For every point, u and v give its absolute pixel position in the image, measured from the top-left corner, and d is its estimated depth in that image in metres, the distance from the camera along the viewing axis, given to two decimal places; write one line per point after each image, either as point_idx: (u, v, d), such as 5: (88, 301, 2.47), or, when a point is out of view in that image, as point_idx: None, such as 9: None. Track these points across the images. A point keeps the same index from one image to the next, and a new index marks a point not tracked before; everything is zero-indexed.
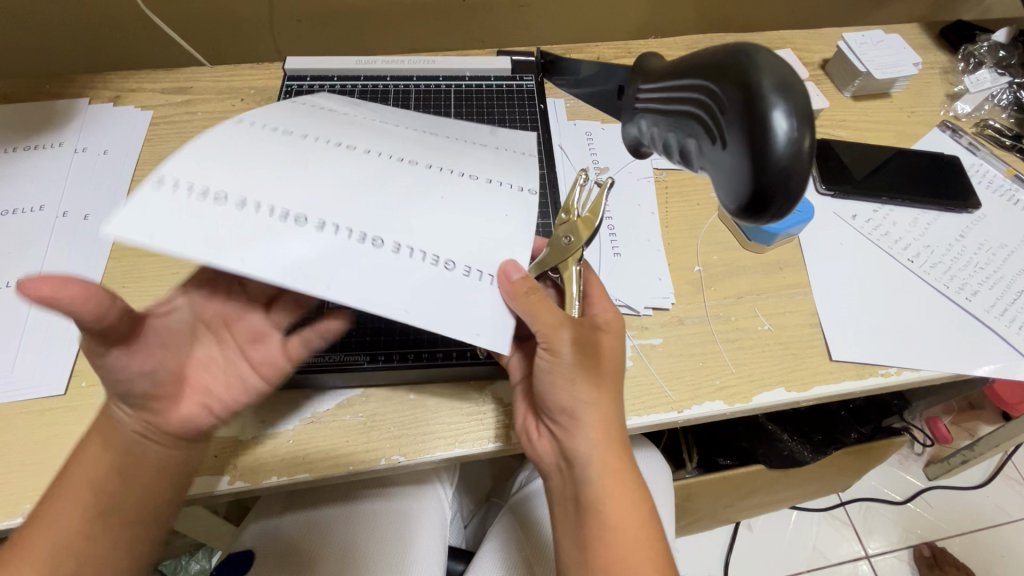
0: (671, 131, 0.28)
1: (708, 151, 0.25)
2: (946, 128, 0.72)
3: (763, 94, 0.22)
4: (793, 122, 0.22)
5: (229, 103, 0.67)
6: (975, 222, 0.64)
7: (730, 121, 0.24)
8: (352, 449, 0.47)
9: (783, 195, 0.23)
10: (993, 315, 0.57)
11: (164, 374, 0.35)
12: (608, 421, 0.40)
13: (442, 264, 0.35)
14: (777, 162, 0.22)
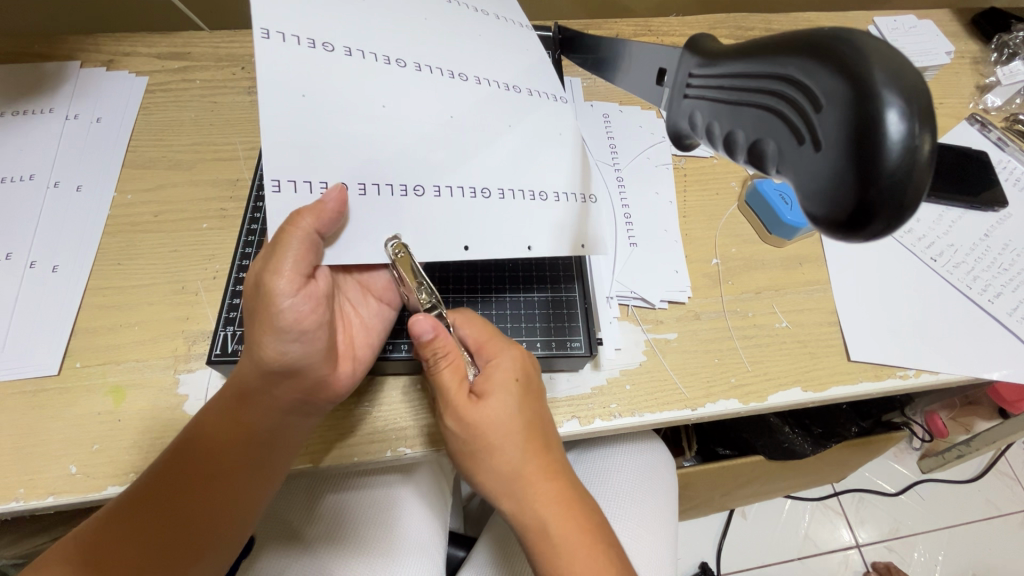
0: (739, 126, 0.26)
1: (794, 152, 0.23)
2: (975, 122, 0.69)
3: (878, 91, 0.20)
4: (910, 125, 0.20)
5: (229, 72, 0.64)
6: (1000, 221, 0.62)
7: (830, 120, 0.21)
8: (358, 439, 0.46)
9: (889, 210, 0.21)
10: (1014, 318, 0.56)
11: (311, 340, 0.37)
12: (540, 477, 0.38)
13: (537, 195, 0.42)
14: (890, 172, 0.20)
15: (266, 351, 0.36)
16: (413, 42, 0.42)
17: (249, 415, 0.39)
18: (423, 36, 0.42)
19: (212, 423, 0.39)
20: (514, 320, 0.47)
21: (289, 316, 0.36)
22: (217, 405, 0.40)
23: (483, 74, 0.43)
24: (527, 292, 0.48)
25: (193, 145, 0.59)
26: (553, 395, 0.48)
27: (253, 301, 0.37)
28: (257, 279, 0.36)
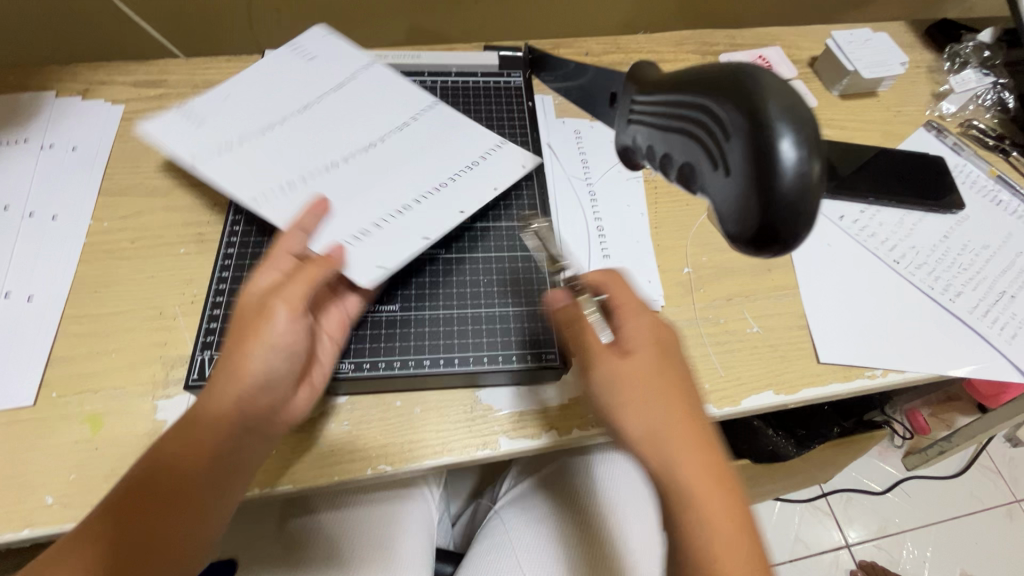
0: (669, 148, 0.28)
1: (711, 176, 0.25)
2: (932, 128, 0.72)
3: (774, 124, 0.23)
4: (800, 152, 0.23)
5: None
6: (959, 223, 0.65)
7: (737, 149, 0.24)
8: (340, 459, 0.46)
9: (792, 227, 0.24)
10: (975, 316, 0.58)
11: (290, 356, 0.41)
12: (693, 432, 0.38)
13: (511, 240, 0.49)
14: (792, 193, 0.23)
15: (248, 362, 0.39)
16: (433, 131, 0.55)
17: (210, 438, 0.39)
18: (440, 124, 0.55)
19: (170, 445, 0.39)
20: (490, 334, 0.48)
21: (283, 335, 0.40)
22: (178, 428, 0.39)
23: (484, 150, 0.54)
24: (503, 306, 0.49)
25: (170, 171, 0.59)
26: (531, 406, 0.49)
27: (245, 319, 0.41)
28: (258, 300, 0.41)
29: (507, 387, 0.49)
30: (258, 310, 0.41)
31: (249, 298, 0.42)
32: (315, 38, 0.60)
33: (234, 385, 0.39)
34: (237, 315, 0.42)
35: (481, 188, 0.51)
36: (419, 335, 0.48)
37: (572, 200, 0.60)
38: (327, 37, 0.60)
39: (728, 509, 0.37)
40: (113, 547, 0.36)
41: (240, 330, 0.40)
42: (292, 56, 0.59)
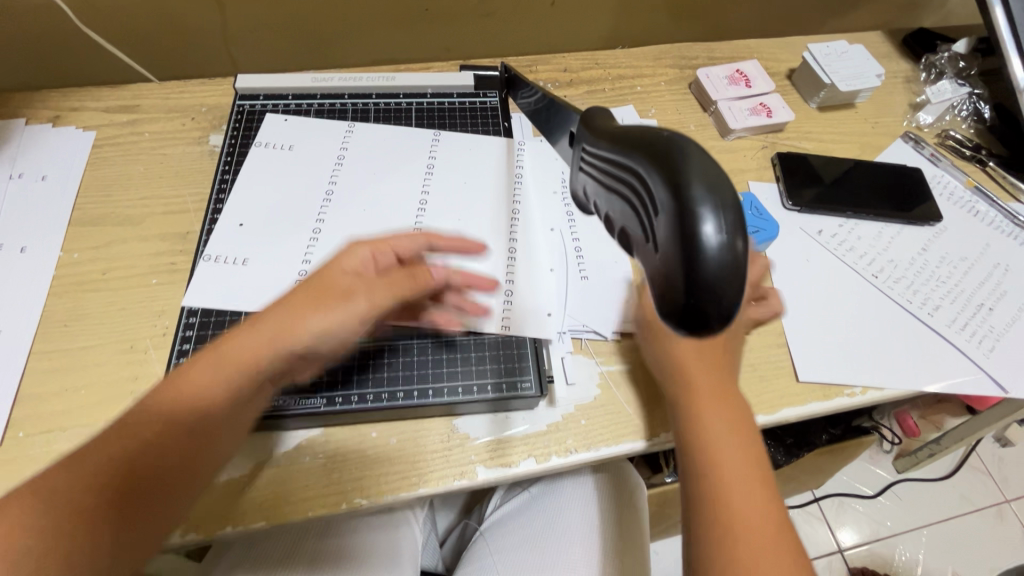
0: (613, 212, 0.30)
1: (647, 250, 0.27)
2: (909, 139, 0.73)
3: (698, 206, 0.24)
4: (722, 235, 0.24)
5: (178, 122, 0.65)
6: (937, 235, 0.65)
7: (670, 229, 0.25)
8: (312, 493, 0.45)
9: (715, 305, 0.25)
10: (954, 330, 0.58)
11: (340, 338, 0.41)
12: (732, 406, 0.42)
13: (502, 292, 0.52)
14: (713, 274, 0.25)
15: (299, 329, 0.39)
16: (459, 183, 0.58)
17: (231, 374, 0.38)
18: (469, 177, 0.59)
19: (182, 385, 0.38)
20: (464, 364, 0.49)
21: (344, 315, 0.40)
22: (189, 371, 0.38)
23: (512, 210, 0.58)
24: (477, 335, 0.50)
25: (142, 199, 0.59)
26: (508, 433, 0.48)
27: (308, 282, 0.41)
28: (333, 265, 0.41)
29: (484, 414, 0.49)
30: (330, 276, 0.41)
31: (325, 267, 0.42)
32: (275, 125, 0.59)
33: (279, 338, 0.39)
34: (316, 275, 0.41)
35: (493, 245, 0.55)
36: (393, 366, 0.48)
37: (548, 216, 0.58)
38: (287, 121, 0.59)
39: (740, 462, 0.40)
40: (111, 480, 0.34)
41: (310, 284, 0.41)
42: (270, 150, 0.58)
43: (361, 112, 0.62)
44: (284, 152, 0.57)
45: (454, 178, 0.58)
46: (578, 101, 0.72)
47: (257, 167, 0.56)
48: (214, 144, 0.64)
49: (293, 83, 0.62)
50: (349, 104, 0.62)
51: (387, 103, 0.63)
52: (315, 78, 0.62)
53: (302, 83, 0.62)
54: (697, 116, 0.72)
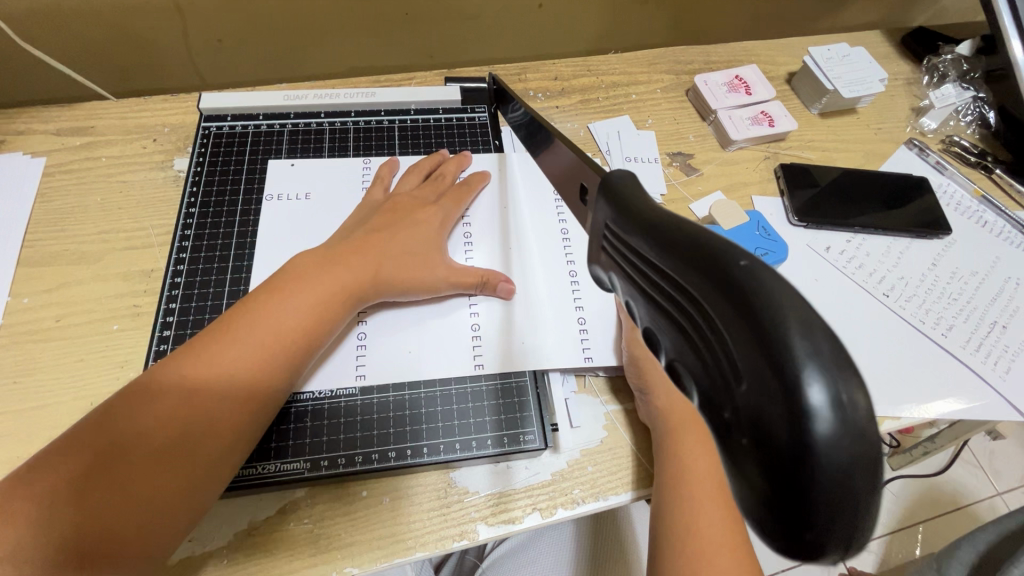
0: (653, 334, 0.18)
1: (710, 411, 0.15)
2: (914, 146, 0.70)
3: (795, 369, 0.13)
4: (838, 433, 0.13)
5: (138, 145, 0.59)
6: (946, 248, 0.63)
7: (746, 398, 0.14)
8: (298, 563, 0.41)
9: (834, 536, 0.14)
10: (968, 351, 0.56)
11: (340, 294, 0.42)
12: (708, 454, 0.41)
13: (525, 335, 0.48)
14: (829, 492, 0.13)
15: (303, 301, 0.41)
16: (476, 213, 0.54)
17: (303, 336, 0.40)
18: (486, 206, 0.55)
19: (252, 334, 0.38)
20: (462, 416, 0.45)
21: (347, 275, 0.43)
22: (259, 312, 0.39)
23: (535, 240, 0.54)
24: (473, 383, 0.46)
25: (100, 233, 0.53)
26: (511, 485, 0.45)
27: (300, 271, 0.42)
28: (330, 253, 0.44)
29: (485, 465, 0.45)
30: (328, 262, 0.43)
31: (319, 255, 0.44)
32: (281, 172, 0.54)
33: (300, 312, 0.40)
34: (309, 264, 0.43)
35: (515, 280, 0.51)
36: (384, 422, 0.45)
37: (545, 238, 0.54)
38: (295, 166, 0.54)
39: (719, 520, 0.37)
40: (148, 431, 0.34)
41: (383, 257, 0.45)
42: (255, 182, 0.53)
43: (340, 133, 0.57)
44: (300, 201, 0.52)
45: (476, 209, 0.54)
46: (570, 111, 0.68)
47: (268, 222, 0.51)
48: (179, 169, 0.58)
49: (264, 102, 0.57)
50: (326, 124, 0.57)
51: (368, 122, 0.58)
52: (287, 95, 0.57)
53: (273, 101, 0.57)
54: (696, 126, 0.69)
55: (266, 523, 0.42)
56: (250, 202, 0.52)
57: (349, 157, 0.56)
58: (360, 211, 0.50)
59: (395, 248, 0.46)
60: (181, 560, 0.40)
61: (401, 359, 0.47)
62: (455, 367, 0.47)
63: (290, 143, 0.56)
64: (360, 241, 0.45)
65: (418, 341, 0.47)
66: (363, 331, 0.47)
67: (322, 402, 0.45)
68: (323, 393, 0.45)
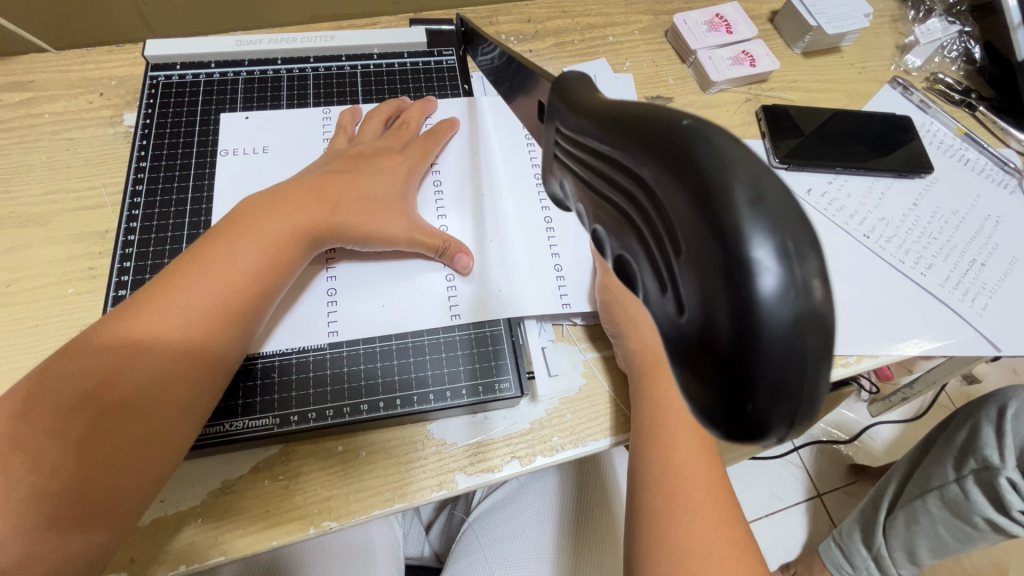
0: (605, 234, 0.18)
1: (658, 303, 0.15)
2: (897, 85, 0.68)
3: (742, 231, 0.12)
4: (783, 294, 0.12)
5: (84, 100, 0.56)
6: (928, 187, 0.62)
7: (689, 276, 0.13)
8: (274, 518, 0.40)
9: (784, 406, 0.13)
10: (947, 289, 0.56)
11: (286, 237, 0.40)
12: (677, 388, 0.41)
13: (498, 284, 0.47)
14: (775, 360, 0.13)
15: (251, 246, 0.39)
16: (445, 162, 0.52)
17: (261, 282, 0.39)
18: (455, 153, 0.52)
19: (204, 281, 0.37)
20: (435, 365, 0.44)
21: (299, 218, 0.41)
22: (210, 256, 0.38)
23: (509, 188, 0.52)
24: (446, 332, 0.45)
25: (47, 194, 0.50)
26: (489, 435, 0.44)
27: (247, 215, 0.40)
28: (279, 196, 0.42)
29: (461, 416, 0.44)
30: (275, 203, 0.41)
31: (271, 197, 0.41)
32: (235, 125, 0.51)
33: (253, 259, 0.39)
34: (257, 209, 0.40)
35: (486, 227, 0.49)
36: (354, 374, 0.43)
37: (518, 184, 0.52)
38: (249, 119, 0.51)
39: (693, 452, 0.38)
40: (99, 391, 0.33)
41: (340, 200, 0.43)
42: (209, 135, 0.50)
43: (299, 81, 0.54)
44: (256, 154, 0.49)
45: (446, 157, 0.52)
46: (544, 55, 0.65)
47: (222, 178, 0.48)
48: (129, 125, 0.55)
49: (215, 48, 0.53)
50: (283, 71, 0.54)
51: (328, 68, 0.55)
52: (240, 41, 0.53)
53: (225, 47, 0.53)
54: (674, 68, 0.66)
55: (238, 481, 0.41)
56: (203, 157, 0.49)
57: (308, 105, 0.53)
58: (320, 158, 0.48)
59: (353, 191, 0.44)
60: (154, 521, 0.39)
61: (371, 312, 0.45)
62: (427, 317, 0.45)
63: (245, 92, 0.53)
64: (314, 183, 0.43)
65: (387, 292, 0.46)
66: (331, 286, 0.46)
67: (290, 357, 0.43)
68: (292, 348, 0.43)
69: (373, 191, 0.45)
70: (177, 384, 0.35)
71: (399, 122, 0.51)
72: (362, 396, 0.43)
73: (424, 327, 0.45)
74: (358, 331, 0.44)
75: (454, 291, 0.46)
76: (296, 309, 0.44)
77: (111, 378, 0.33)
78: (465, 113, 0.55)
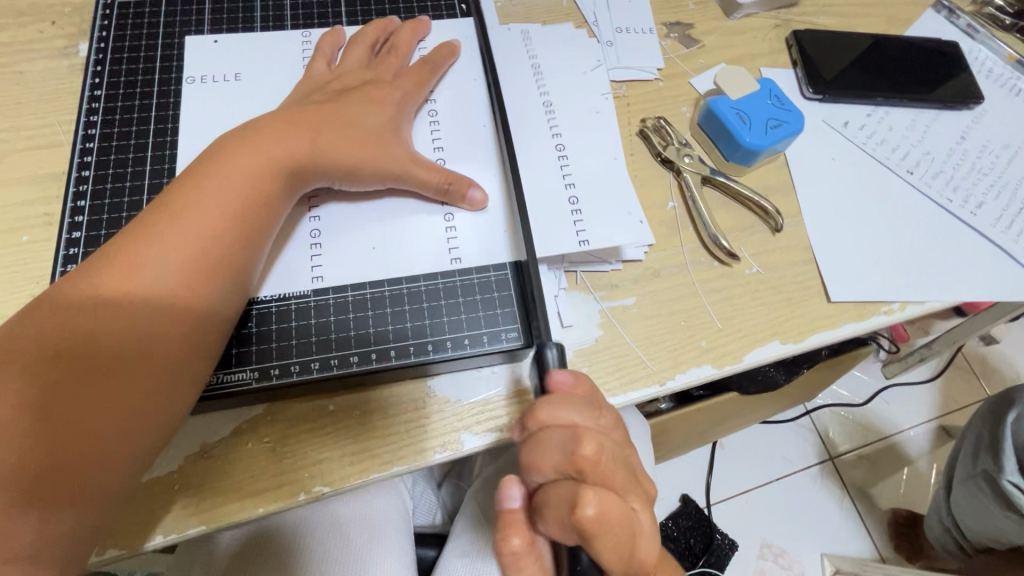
0: None
1: None
2: (943, 8, 0.61)
3: None
4: None
5: (33, 29, 0.49)
6: (976, 120, 0.56)
7: None
8: (259, 484, 0.36)
9: None
10: (999, 230, 0.50)
11: (265, 175, 0.36)
12: None
13: (503, 224, 0.42)
14: None
15: (225, 185, 0.35)
16: (442, 90, 0.46)
17: (236, 241, 0.35)
18: (454, 79, 0.46)
19: (175, 235, 0.33)
20: (433, 314, 0.40)
21: (279, 153, 0.37)
22: (182, 200, 0.34)
23: (514, 120, 0.46)
24: (444, 277, 0.40)
25: None
26: (497, 390, 0.40)
27: (223, 154, 0.36)
28: (259, 131, 0.37)
29: (465, 370, 0.40)
30: (253, 140, 0.37)
31: (250, 133, 0.37)
32: (202, 50, 0.44)
33: (228, 199, 0.35)
34: (236, 148, 0.36)
35: (489, 161, 0.44)
36: (342, 324, 0.39)
37: (524, 115, 0.46)
38: (218, 43, 0.45)
39: None
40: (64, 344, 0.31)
41: (320, 132, 0.38)
42: (172, 61, 0.44)
43: (274, 1, 0.47)
44: (227, 82, 0.43)
45: (444, 82, 0.46)
46: None
47: (189, 108, 0.42)
48: (84, 56, 0.49)
49: None
50: None
51: None
52: None
53: None
54: None
55: (219, 444, 0.37)
56: (167, 87, 0.43)
57: (285, 28, 0.46)
58: (298, 87, 0.42)
59: (335, 121, 0.39)
60: None
61: (360, 255, 0.40)
62: (424, 261, 0.40)
63: (213, 13, 0.46)
64: (292, 116, 0.38)
65: (378, 234, 0.41)
66: (315, 227, 0.40)
67: (270, 305, 0.38)
68: (273, 296, 0.39)
69: (358, 120, 0.40)
70: (145, 337, 0.32)
71: (388, 47, 0.45)
72: (353, 347, 0.38)
73: (420, 272, 0.40)
74: (348, 276, 0.39)
75: (453, 232, 0.41)
76: (278, 251, 0.39)
77: (75, 331, 0.31)
78: (465, 36, 0.48)
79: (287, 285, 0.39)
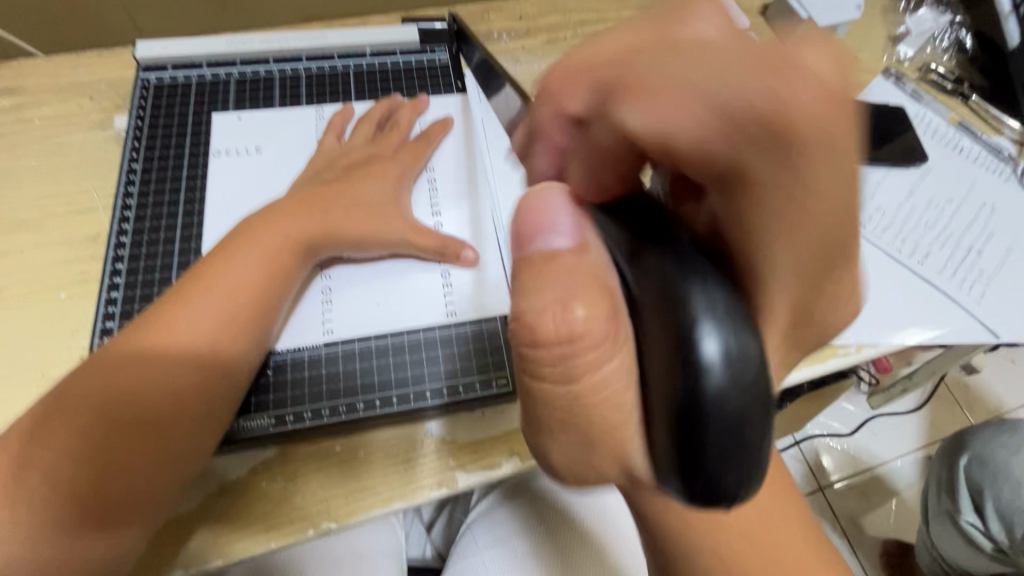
0: None
1: None
2: (890, 75, 0.68)
3: None
4: None
5: (74, 104, 0.55)
6: (923, 176, 0.62)
7: None
8: (273, 520, 0.40)
9: None
10: (944, 278, 0.56)
11: (287, 247, 0.41)
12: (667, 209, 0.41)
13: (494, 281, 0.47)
14: None
15: (253, 255, 0.40)
16: (439, 160, 0.51)
17: (259, 307, 0.40)
18: (450, 149, 0.52)
19: (207, 303, 0.38)
20: (431, 364, 0.44)
21: (296, 227, 0.42)
22: (215, 270, 0.39)
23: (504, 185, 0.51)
24: (442, 329, 0.45)
25: (37, 198, 0.50)
26: (489, 432, 0.44)
27: (250, 229, 0.41)
28: (280, 210, 0.43)
29: (460, 414, 0.44)
30: (277, 218, 0.42)
31: (273, 212, 0.42)
32: (226, 126, 0.50)
33: (254, 268, 0.40)
34: (261, 224, 0.42)
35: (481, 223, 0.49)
36: (350, 374, 0.43)
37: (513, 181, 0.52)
38: (241, 119, 0.51)
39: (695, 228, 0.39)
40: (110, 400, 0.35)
41: (333, 209, 0.43)
42: (200, 136, 0.50)
43: (291, 81, 0.53)
44: (249, 155, 0.49)
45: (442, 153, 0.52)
46: (536, 52, 0.64)
47: (215, 179, 0.48)
48: (119, 128, 0.54)
49: (206, 49, 0.53)
50: (275, 71, 0.54)
51: (320, 67, 0.55)
52: (231, 41, 0.53)
53: (216, 48, 0.53)
54: None
55: (237, 483, 0.40)
56: (195, 160, 0.49)
57: (300, 105, 0.52)
58: (312, 164, 0.48)
59: (345, 196, 0.44)
60: None
61: (366, 311, 0.45)
62: (423, 315, 0.45)
63: (237, 93, 0.52)
64: (308, 195, 0.44)
65: (382, 291, 0.46)
66: (327, 285, 0.45)
67: (285, 356, 0.43)
68: (287, 349, 0.43)
69: (366, 194, 0.45)
70: (180, 392, 0.36)
71: (392, 123, 0.51)
72: (359, 395, 0.42)
73: (420, 326, 0.45)
74: (355, 330, 0.44)
75: (450, 289, 0.46)
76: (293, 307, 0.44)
77: (119, 388, 0.35)
78: (460, 110, 0.54)
79: (301, 339, 0.43)
